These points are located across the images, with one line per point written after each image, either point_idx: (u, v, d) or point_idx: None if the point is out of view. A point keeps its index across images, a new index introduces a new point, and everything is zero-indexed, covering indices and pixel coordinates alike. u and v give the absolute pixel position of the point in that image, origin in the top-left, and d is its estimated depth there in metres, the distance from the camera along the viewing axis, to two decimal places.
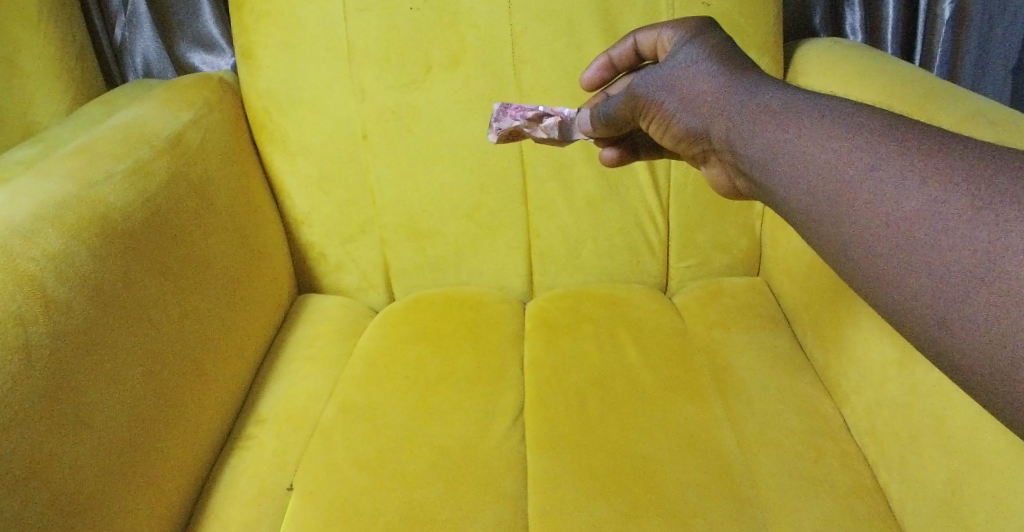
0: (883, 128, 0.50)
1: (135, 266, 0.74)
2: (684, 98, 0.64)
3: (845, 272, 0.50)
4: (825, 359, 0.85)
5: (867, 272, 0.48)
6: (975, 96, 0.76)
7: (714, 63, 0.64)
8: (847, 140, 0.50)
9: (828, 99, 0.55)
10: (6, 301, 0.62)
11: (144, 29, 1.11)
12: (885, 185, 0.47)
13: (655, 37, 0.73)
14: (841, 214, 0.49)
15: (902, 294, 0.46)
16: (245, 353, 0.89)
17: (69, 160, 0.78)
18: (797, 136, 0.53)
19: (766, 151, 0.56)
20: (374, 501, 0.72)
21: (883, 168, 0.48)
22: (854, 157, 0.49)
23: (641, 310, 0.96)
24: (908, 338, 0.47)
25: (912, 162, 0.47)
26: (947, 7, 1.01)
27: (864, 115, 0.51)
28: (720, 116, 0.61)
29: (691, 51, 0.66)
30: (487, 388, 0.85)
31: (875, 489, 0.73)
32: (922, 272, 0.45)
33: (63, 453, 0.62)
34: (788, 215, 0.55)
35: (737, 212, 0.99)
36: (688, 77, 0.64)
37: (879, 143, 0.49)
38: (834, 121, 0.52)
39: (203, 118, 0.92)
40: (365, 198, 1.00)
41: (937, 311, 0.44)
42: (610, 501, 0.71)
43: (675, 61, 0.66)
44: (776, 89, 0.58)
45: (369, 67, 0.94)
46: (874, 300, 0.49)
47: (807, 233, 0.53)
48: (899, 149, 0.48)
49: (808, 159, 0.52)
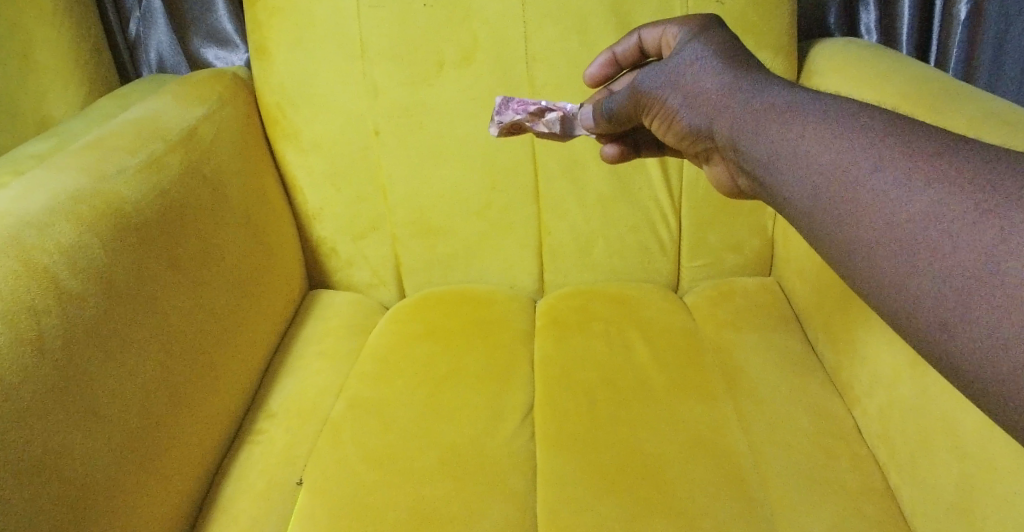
0: (888, 128, 0.49)
1: (147, 258, 0.75)
2: (688, 96, 0.64)
3: (846, 273, 0.50)
4: (836, 360, 0.85)
5: (868, 273, 0.48)
6: (989, 97, 0.75)
7: (720, 61, 0.63)
8: (852, 140, 0.50)
9: (833, 98, 0.55)
10: (20, 292, 0.62)
11: (158, 24, 1.12)
12: (890, 186, 0.47)
13: (660, 34, 0.73)
14: (844, 215, 0.49)
15: (903, 296, 0.46)
16: (256, 347, 0.90)
17: (83, 153, 0.78)
18: (799, 136, 0.53)
19: (769, 150, 0.55)
20: (383, 497, 0.72)
21: (886, 169, 0.48)
22: (856, 158, 0.49)
23: (651, 309, 0.96)
24: (908, 340, 0.47)
25: (916, 163, 0.47)
26: (964, 8, 1.01)
27: (868, 115, 0.51)
28: (722, 114, 0.61)
29: (696, 48, 0.66)
30: (496, 385, 0.85)
31: (885, 492, 0.73)
32: (925, 274, 0.45)
33: (74, 444, 0.62)
34: (789, 214, 0.54)
35: (750, 212, 0.99)
36: (693, 74, 0.64)
37: (884, 143, 0.49)
38: (838, 120, 0.52)
39: (216, 113, 0.92)
40: (377, 195, 1.00)
41: (938, 314, 0.44)
42: (618, 499, 0.71)
43: (680, 58, 0.66)
44: (781, 88, 0.58)
45: (381, 63, 0.94)
46: (874, 301, 0.48)
47: (808, 233, 0.53)
48: (904, 150, 0.48)
49: (811, 158, 0.52)
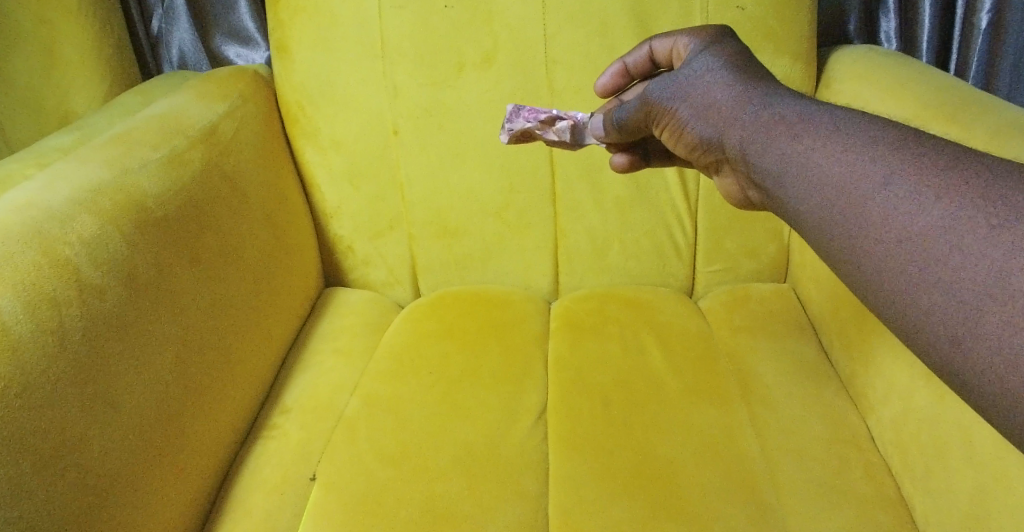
0: (899, 141, 0.50)
1: (167, 253, 0.76)
2: (698, 106, 0.64)
3: (855, 287, 0.50)
4: (850, 368, 0.85)
5: (878, 287, 0.48)
6: (1007, 105, 0.76)
7: (729, 72, 0.64)
8: (862, 153, 0.50)
9: (843, 110, 0.55)
10: (42, 282, 0.63)
11: (179, 21, 1.12)
12: (900, 201, 0.47)
13: (671, 44, 0.73)
14: (854, 229, 0.49)
15: (914, 311, 0.46)
16: (271, 347, 0.90)
17: (107, 146, 0.79)
18: (810, 149, 0.53)
19: (779, 161, 0.55)
20: (397, 493, 0.73)
21: (897, 183, 0.48)
22: (867, 171, 0.49)
23: (666, 313, 0.96)
24: (919, 355, 0.46)
25: (927, 177, 0.47)
26: (984, 17, 1.01)
27: (879, 129, 0.51)
28: (733, 125, 0.61)
29: (706, 59, 0.66)
30: (510, 386, 0.85)
31: (899, 501, 0.72)
32: (935, 290, 0.45)
33: (92, 434, 0.63)
34: (798, 226, 0.54)
35: (768, 218, 0.98)
36: (702, 85, 0.65)
37: (895, 156, 0.49)
38: (848, 133, 0.52)
39: (237, 110, 0.93)
40: (395, 194, 1.01)
41: (949, 329, 0.44)
42: (629, 501, 0.71)
43: (690, 69, 0.66)
44: (791, 100, 0.58)
45: (402, 64, 0.95)
46: (884, 316, 0.48)
47: (817, 245, 0.53)
48: (915, 162, 0.48)
49: (820, 171, 0.52)
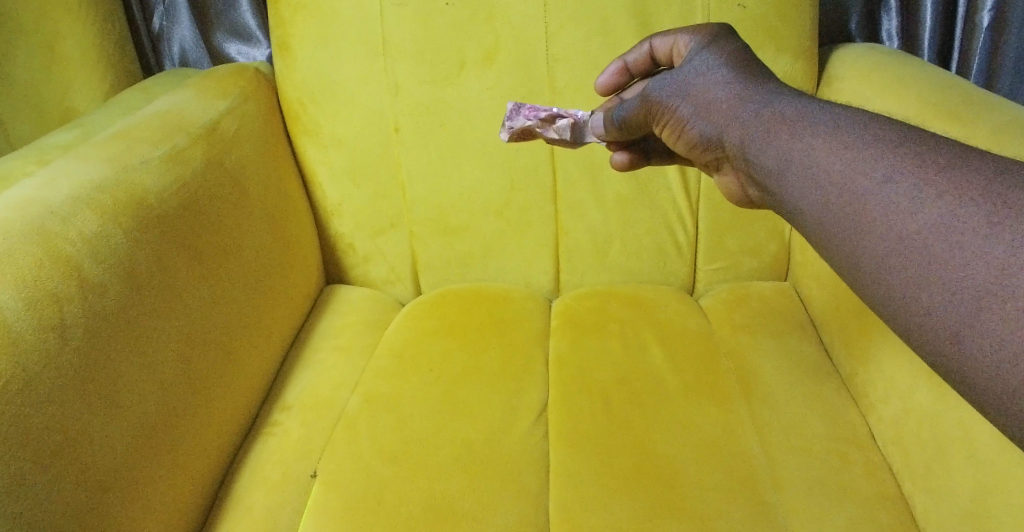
0: (899, 139, 0.50)
1: (168, 250, 0.76)
2: (698, 104, 0.64)
3: (855, 285, 0.50)
4: (851, 366, 0.85)
5: (878, 285, 0.48)
6: (1008, 102, 0.76)
7: (729, 70, 0.64)
8: (862, 151, 0.50)
9: (843, 108, 0.55)
10: (44, 279, 0.63)
11: (181, 18, 1.13)
12: (900, 198, 0.47)
13: (672, 42, 0.73)
14: (854, 227, 0.49)
15: (914, 309, 0.46)
16: (272, 344, 0.90)
17: (108, 143, 0.79)
18: (810, 147, 0.53)
19: (779, 158, 0.55)
20: (398, 490, 0.73)
21: (897, 180, 0.48)
22: (867, 169, 0.49)
23: (667, 311, 0.96)
24: (919, 352, 0.46)
25: (927, 175, 0.47)
26: (986, 15, 1.01)
27: (879, 127, 0.51)
28: (733, 123, 0.61)
29: (706, 57, 0.66)
30: (511, 384, 0.85)
31: (899, 499, 0.72)
32: (934, 287, 0.45)
33: (93, 430, 0.63)
34: (799, 223, 0.54)
35: (768, 217, 0.98)
36: (703, 83, 0.65)
37: (895, 154, 0.49)
38: (848, 131, 0.52)
39: (238, 107, 0.93)
40: (396, 192, 1.01)
41: (948, 326, 0.44)
42: (629, 499, 0.71)
43: (690, 67, 0.66)
44: (791, 97, 0.58)
45: (403, 62, 0.95)
46: (883, 313, 0.48)
47: (817, 243, 0.53)
48: (915, 161, 0.48)
49: (821, 169, 0.52)
